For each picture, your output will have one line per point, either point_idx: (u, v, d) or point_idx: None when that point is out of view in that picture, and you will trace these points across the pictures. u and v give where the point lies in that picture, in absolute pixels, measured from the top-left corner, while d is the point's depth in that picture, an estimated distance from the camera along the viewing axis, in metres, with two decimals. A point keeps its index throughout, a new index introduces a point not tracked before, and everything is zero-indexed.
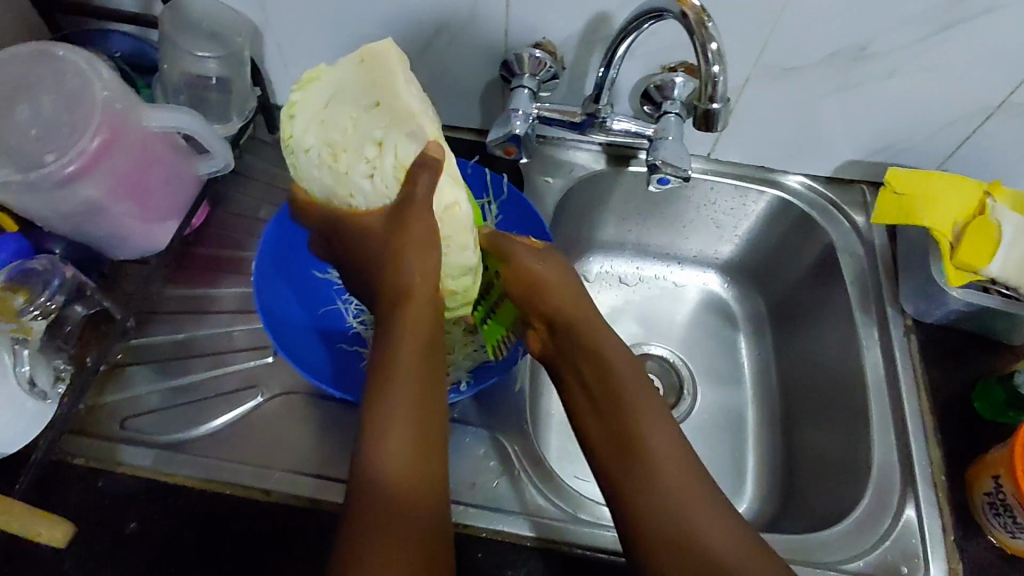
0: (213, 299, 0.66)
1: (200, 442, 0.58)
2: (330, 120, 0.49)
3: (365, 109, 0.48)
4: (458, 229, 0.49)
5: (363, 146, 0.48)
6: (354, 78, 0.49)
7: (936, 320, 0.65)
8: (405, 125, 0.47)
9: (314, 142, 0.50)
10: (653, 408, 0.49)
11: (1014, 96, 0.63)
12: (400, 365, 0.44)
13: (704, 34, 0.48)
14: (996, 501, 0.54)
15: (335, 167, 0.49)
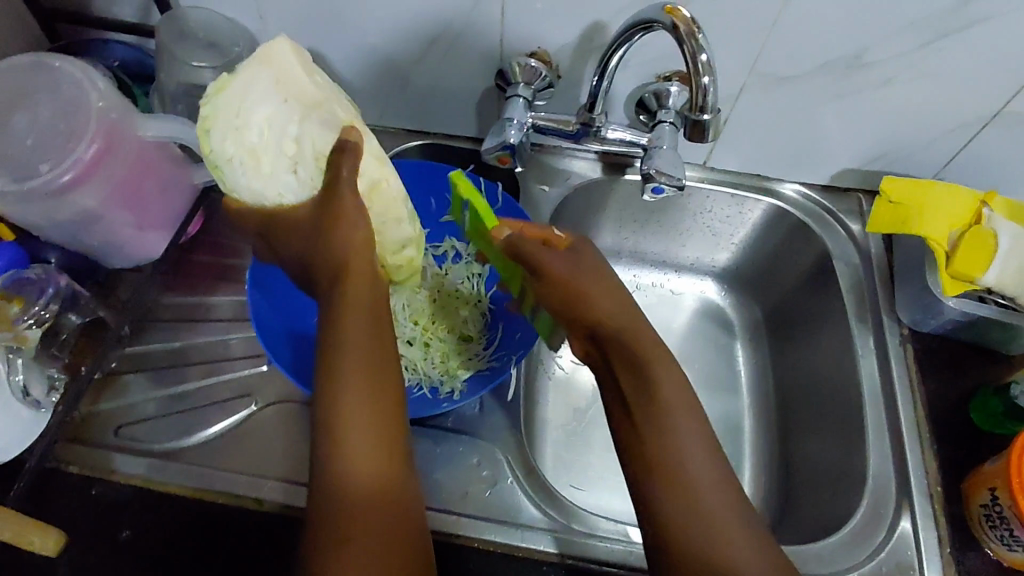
0: (210, 306, 0.66)
1: (195, 450, 0.58)
2: (244, 124, 0.48)
3: (277, 111, 0.48)
4: (393, 211, 0.54)
5: (281, 143, 0.49)
6: (252, 77, 0.48)
7: (932, 330, 0.64)
8: (322, 116, 0.49)
9: (236, 151, 0.49)
10: (688, 404, 0.47)
11: (1010, 105, 0.62)
12: (349, 355, 0.44)
13: (695, 44, 0.48)
14: (993, 513, 0.53)
15: (259, 173, 0.49)
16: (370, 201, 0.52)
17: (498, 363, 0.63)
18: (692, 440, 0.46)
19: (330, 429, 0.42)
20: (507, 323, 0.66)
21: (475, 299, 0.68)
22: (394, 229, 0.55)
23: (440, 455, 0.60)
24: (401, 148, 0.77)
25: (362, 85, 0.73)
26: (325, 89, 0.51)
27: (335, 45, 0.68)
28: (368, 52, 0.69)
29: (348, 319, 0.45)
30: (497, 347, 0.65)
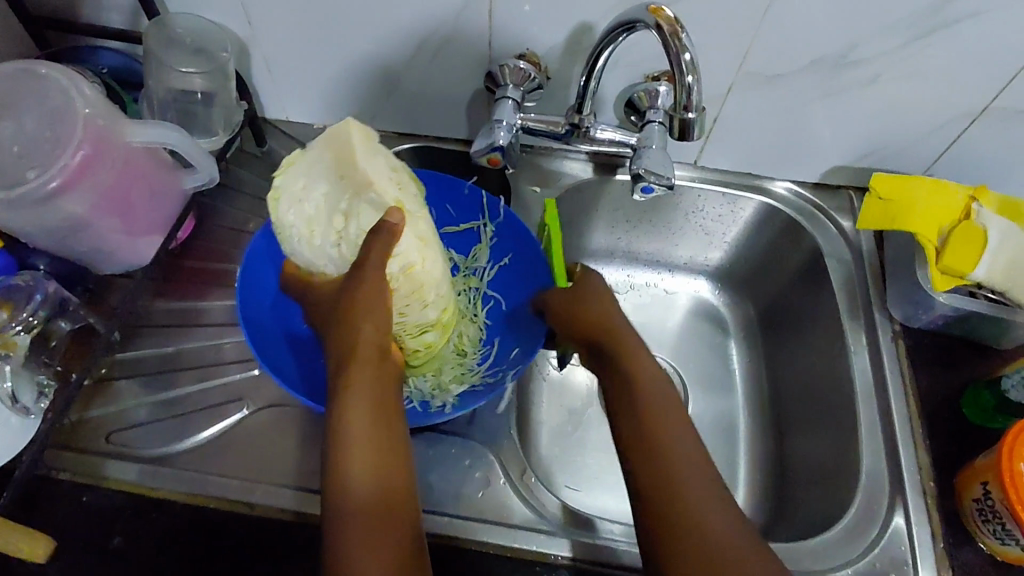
0: (201, 311, 0.66)
1: (186, 455, 0.58)
2: (306, 198, 0.52)
3: (334, 186, 0.51)
4: (422, 297, 0.56)
5: (331, 218, 0.52)
6: (321, 156, 0.52)
7: (923, 325, 0.65)
8: (369, 196, 0.51)
9: (296, 222, 0.53)
10: (668, 394, 0.52)
11: (998, 101, 0.63)
12: (356, 424, 0.47)
13: (678, 45, 0.48)
14: (986, 507, 0.54)
15: (312, 241, 0.53)
16: (399, 283, 0.54)
17: (493, 378, 0.63)
18: (665, 406, 0.51)
19: (336, 478, 0.46)
20: (503, 339, 0.66)
21: (471, 314, 0.67)
22: (418, 311, 0.57)
23: (435, 457, 0.60)
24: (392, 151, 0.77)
25: (352, 89, 0.73)
26: (381, 169, 0.52)
27: (324, 50, 0.68)
28: (357, 56, 0.69)
29: (353, 390, 0.48)
30: (490, 363, 0.65)
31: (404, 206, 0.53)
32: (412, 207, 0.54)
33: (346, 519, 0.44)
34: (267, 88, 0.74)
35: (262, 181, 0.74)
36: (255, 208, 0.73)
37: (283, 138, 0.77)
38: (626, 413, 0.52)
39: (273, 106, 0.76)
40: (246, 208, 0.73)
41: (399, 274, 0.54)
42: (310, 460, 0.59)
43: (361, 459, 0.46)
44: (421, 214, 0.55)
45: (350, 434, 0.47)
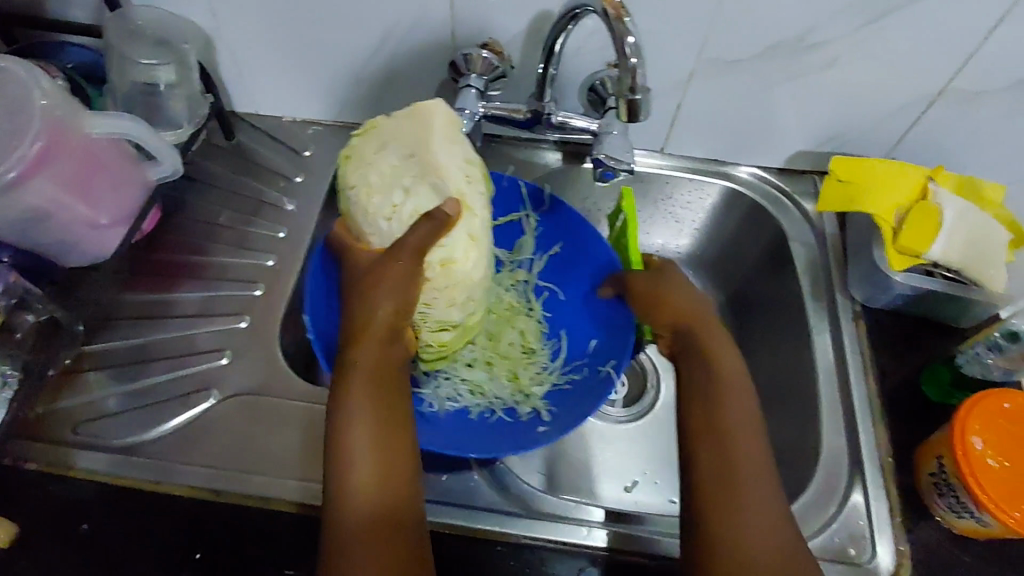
0: (171, 303, 0.67)
1: (153, 444, 0.58)
2: (375, 165, 0.57)
3: (405, 162, 0.56)
4: (448, 292, 0.56)
5: (393, 193, 0.55)
6: (404, 131, 0.57)
7: (884, 305, 0.66)
8: (432, 179, 0.54)
9: (358, 187, 0.57)
10: (744, 395, 0.52)
11: (954, 82, 0.63)
12: (361, 405, 0.47)
13: (622, 28, 0.48)
14: (940, 481, 0.55)
15: (365, 209, 0.56)
16: (434, 273, 0.55)
17: (575, 376, 0.65)
18: (738, 417, 0.50)
19: (338, 467, 0.46)
20: (570, 330, 0.68)
21: (526, 308, 0.69)
22: (444, 308, 0.57)
23: None
24: None
25: (320, 81, 0.73)
26: (456, 159, 0.56)
27: (289, 41, 0.69)
28: (322, 47, 0.69)
29: (357, 369, 0.48)
30: (565, 361, 0.66)
31: (466, 200, 0.55)
32: (474, 206, 0.56)
33: (353, 497, 0.45)
34: (236, 82, 0.74)
35: (232, 174, 0.75)
36: (226, 201, 0.74)
37: (253, 132, 0.78)
38: (688, 401, 0.52)
39: (242, 100, 0.77)
40: (217, 201, 0.73)
41: (439, 266, 0.55)
42: (277, 446, 0.58)
43: (366, 456, 0.46)
44: (482, 215, 0.57)
45: (354, 421, 0.47)
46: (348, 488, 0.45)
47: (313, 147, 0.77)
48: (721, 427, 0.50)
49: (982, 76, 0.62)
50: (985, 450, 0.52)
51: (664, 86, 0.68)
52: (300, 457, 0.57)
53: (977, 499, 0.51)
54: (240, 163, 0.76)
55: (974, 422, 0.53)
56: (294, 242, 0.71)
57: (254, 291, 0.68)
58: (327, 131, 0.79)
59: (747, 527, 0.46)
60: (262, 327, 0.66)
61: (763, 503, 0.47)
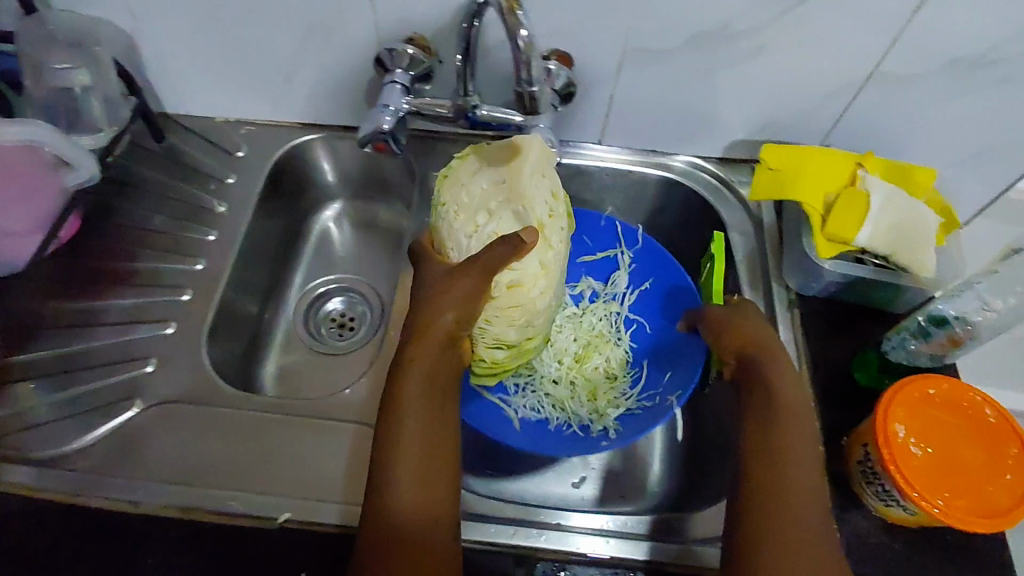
0: (99, 311, 0.65)
1: (74, 456, 0.56)
2: (467, 186, 0.57)
3: (495, 186, 0.56)
4: (507, 312, 0.56)
5: (476, 212, 0.56)
6: (500, 155, 0.57)
7: (818, 293, 0.65)
8: (516, 207, 0.55)
9: (447, 200, 0.58)
10: (805, 415, 0.52)
11: (882, 67, 0.62)
12: (412, 401, 0.50)
13: (515, 21, 0.49)
14: (868, 468, 0.54)
15: (450, 222, 0.57)
16: (500, 293, 0.56)
17: (648, 403, 0.64)
18: (796, 431, 0.51)
19: (387, 475, 0.48)
20: (651, 363, 0.68)
21: (613, 337, 0.70)
22: (503, 326, 0.57)
23: (325, 442, 0.58)
24: (297, 142, 0.77)
25: (247, 80, 0.72)
26: (542, 191, 0.57)
27: (211, 42, 0.67)
28: (245, 47, 0.68)
29: (411, 368, 0.50)
30: (642, 385, 0.66)
31: (543, 231, 0.56)
32: (550, 239, 0.57)
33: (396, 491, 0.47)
34: (163, 83, 0.73)
35: (165, 178, 0.74)
36: (158, 206, 0.72)
37: (186, 134, 0.77)
38: (751, 413, 0.53)
39: (173, 101, 0.75)
40: (148, 205, 0.72)
41: (511, 290, 0.56)
42: (200, 454, 0.57)
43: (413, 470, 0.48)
44: (557, 248, 0.57)
45: (405, 430, 0.48)
46: (393, 481, 0.48)
47: (247, 147, 0.76)
48: (780, 435, 0.50)
49: (910, 59, 0.61)
50: (908, 437, 0.51)
51: (594, 77, 0.67)
52: (224, 464, 0.56)
53: (897, 484, 0.50)
54: (172, 166, 0.74)
55: (897, 409, 0.52)
56: (226, 244, 0.71)
57: (181, 296, 0.67)
58: (261, 131, 0.77)
59: (794, 524, 0.46)
60: (191, 333, 0.64)
61: (806, 506, 0.47)
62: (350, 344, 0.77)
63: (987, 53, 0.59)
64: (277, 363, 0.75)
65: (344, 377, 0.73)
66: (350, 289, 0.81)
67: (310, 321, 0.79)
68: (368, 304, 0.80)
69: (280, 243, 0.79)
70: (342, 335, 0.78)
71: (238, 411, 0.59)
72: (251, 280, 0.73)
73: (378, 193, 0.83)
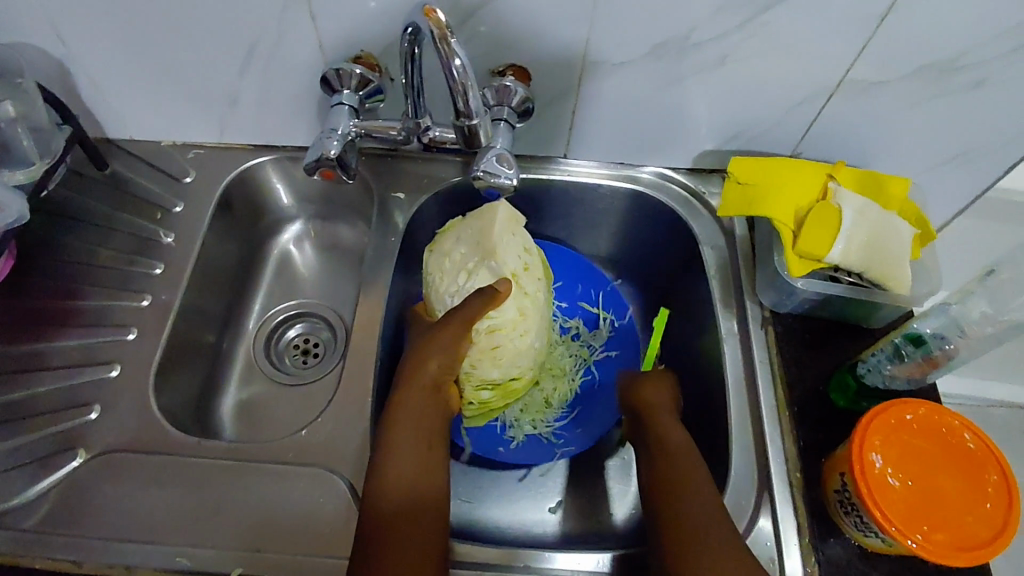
0: (40, 355, 0.61)
1: (11, 514, 0.53)
2: (449, 252, 0.62)
3: (471, 248, 0.61)
4: (491, 354, 0.59)
5: (456, 274, 0.60)
6: (473, 223, 0.62)
7: (792, 310, 0.63)
8: (490, 262, 0.59)
9: (433, 268, 0.62)
10: (691, 450, 0.54)
11: (851, 75, 0.60)
12: (399, 432, 0.51)
13: (448, 49, 0.45)
14: (845, 499, 0.51)
15: (435, 286, 0.62)
16: (479, 340, 0.59)
17: (559, 438, 0.67)
18: (679, 467, 0.52)
19: (375, 481, 0.49)
20: (584, 411, 0.69)
21: (573, 380, 0.70)
22: (487, 368, 0.60)
23: (280, 490, 0.55)
24: (250, 165, 0.73)
25: (191, 103, 0.68)
26: (513, 246, 0.61)
27: (147, 66, 0.64)
28: (184, 71, 0.64)
29: (398, 407, 0.53)
30: (567, 424, 0.68)
31: (516, 280, 0.61)
32: (526, 287, 0.61)
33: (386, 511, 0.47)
34: (102, 109, 0.69)
35: (109, 208, 0.70)
36: (103, 238, 0.69)
37: (132, 161, 0.73)
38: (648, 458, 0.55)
39: (116, 127, 0.72)
40: (93, 238, 0.69)
41: (490, 337, 0.59)
42: (152, 507, 0.54)
43: (405, 475, 0.49)
44: (531, 296, 0.62)
45: (394, 450, 0.50)
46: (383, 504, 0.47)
47: (195, 173, 0.73)
48: (664, 479, 0.52)
49: (879, 65, 0.59)
50: (886, 467, 0.49)
51: (554, 91, 0.64)
52: (172, 518, 0.53)
53: (875, 518, 0.47)
54: (117, 196, 0.71)
55: (873, 437, 0.50)
56: (176, 276, 0.67)
57: (127, 335, 0.63)
58: (212, 155, 0.74)
59: (708, 558, 0.46)
60: (138, 375, 0.61)
61: (714, 535, 0.47)
62: (314, 372, 0.74)
63: (958, 59, 0.57)
64: (236, 397, 0.71)
65: (307, 409, 0.70)
66: (312, 314, 0.78)
67: (271, 350, 0.75)
68: (332, 329, 0.77)
69: (236, 270, 0.76)
70: (305, 362, 0.75)
71: (189, 457, 0.56)
72: (204, 313, 0.70)
73: (339, 214, 0.80)
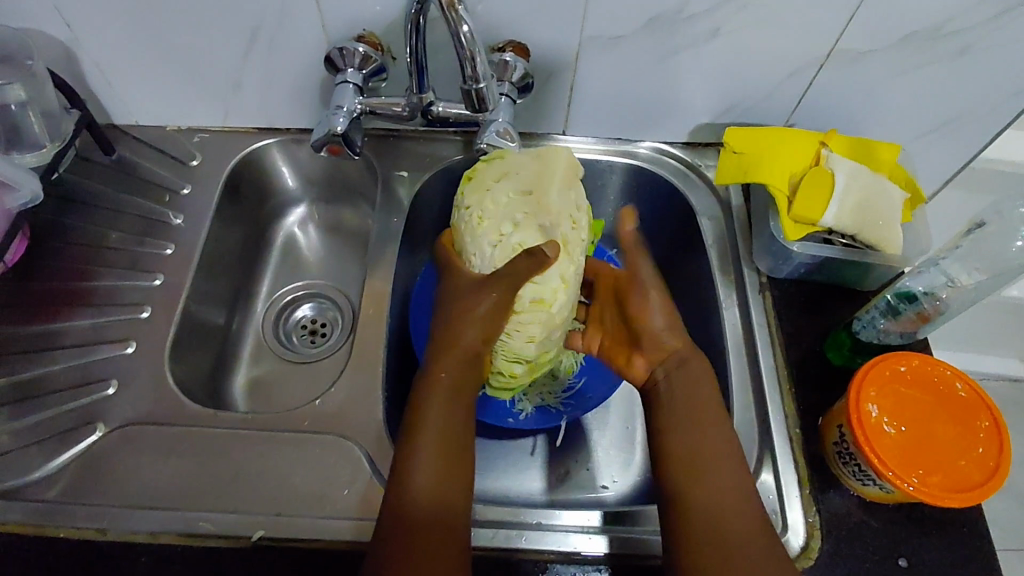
0: (56, 334, 0.63)
1: (34, 486, 0.54)
2: (492, 195, 0.60)
3: (520, 197, 0.59)
4: (534, 318, 0.58)
5: (501, 222, 0.59)
6: (526, 168, 0.60)
7: (788, 275, 0.65)
8: (542, 220, 0.57)
9: (472, 208, 0.60)
10: (717, 420, 0.52)
11: (840, 44, 0.62)
12: (434, 413, 0.51)
13: (456, 16, 0.48)
14: (843, 450, 0.53)
15: (473, 228, 0.60)
16: (523, 308, 0.58)
17: (569, 405, 0.68)
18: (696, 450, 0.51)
19: (406, 463, 0.49)
20: (589, 380, 0.71)
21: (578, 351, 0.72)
22: (522, 342, 0.60)
23: (297, 458, 0.56)
24: (254, 148, 0.75)
25: (195, 86, 0.69)
26: (567, 205, 0.59)
27: (153, 50, 0.65)
28: (189, 54, 0.65)
29: (436, 381, 0.53)
30: (574, 394, 0.70)
31: (567, 245, 0.59)
32: (573, 251, 0.59)
33: (414, 499, 0.47)
34: (107, 93, 0.70)
35: (117, 191, 0.71)
36: (112, 221, 0.70)
37: (137, 146, 0.74)
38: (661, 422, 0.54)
39: (121, 112, 0.73)
40: (102, 221, 0.70)
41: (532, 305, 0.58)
42: (170, 477, 0.55)
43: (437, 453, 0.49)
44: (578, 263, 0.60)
45: (428, 432, 0.50)
46: (410, 490, 0.47)
47: (202, 156, 0.74)
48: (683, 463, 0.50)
49: (867, 35, 0.60)
50: (882, 416, 0.51)
51: (553, 67, 0.66)
52: (193, 487, 0.54)
53: (872, 464, 0.49)
54: (124, 179, 0.72)
55: (869, 388, 0.52)
56: (186, 257, 0.69)
57: (141, 314, 0.65)
58: (217, 139, 0.75)
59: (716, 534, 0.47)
60: (152, 352, 0.63)
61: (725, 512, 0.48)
62: (322, 350, 0.75)
63: (944, 26, 0.59)
64: (247, 376, 0.73)
65: (317, 385, 0.72)
66: (319, 295, 0.79)
67: (279, 330, 0.77)
68: (339, 308, 0.78)
69: (243, 251, 0.77)
70: (314, 342, 0.76)
71: (206, 429, 0.58)
72: (213, 293, 0.71)
73: (342, 196, 0.81)
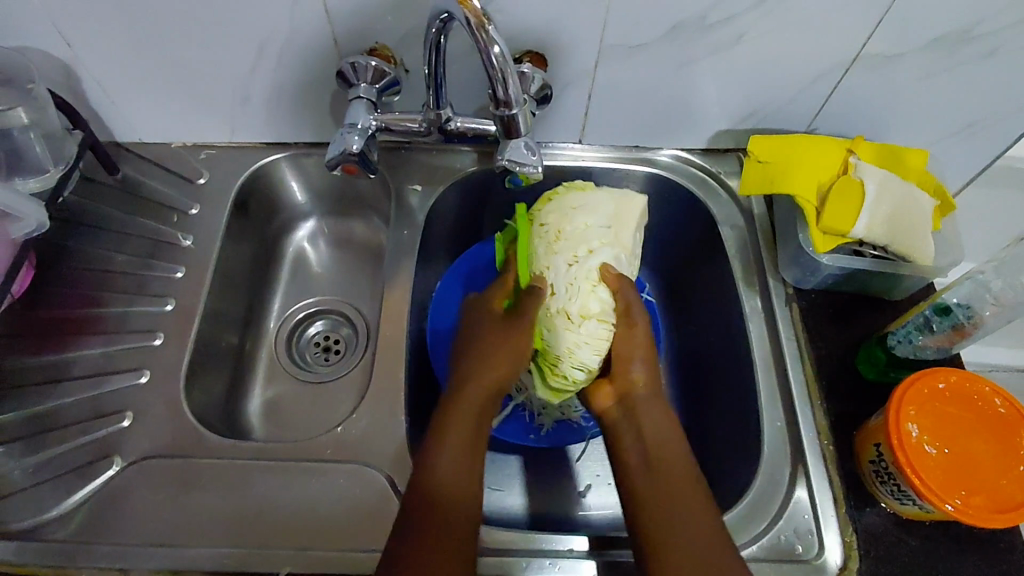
0: (66, 364, 0.61)
1: (52, 524, 0.53)
2: (572, 217, 0.61)
3: (600, 227, 0.60)
4: (596, 328, 0.57)
5: (580, 244, 0.59)
6: (604, 203, 0.62)
7: (815, 286, 0.64)
8: (619, 252, 0.60)
9: (553, 226, 0.61)
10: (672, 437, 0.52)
11: (866, 50, 0.60)
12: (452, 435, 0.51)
13: (486, 37, 0.45)
14: (881, 469, 0.52)
15: (547, 246, 0.60)
16: (592, 324, 0.57)
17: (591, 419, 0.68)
18: (659, 468, 0.50)
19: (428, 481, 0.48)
20: None
21: None
22: (588, 354, 0.57)
23: (319, 488, 0.55)
24: (262, 164, 0.73)
25: (201, 103, 0.67)
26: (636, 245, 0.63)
27: (156, 67, 0.63)
28: (192, 71, 0.63)
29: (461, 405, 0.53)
30: None
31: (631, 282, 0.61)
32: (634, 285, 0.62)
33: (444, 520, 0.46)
34: (110, 110, 0.68)
35: (122, 212, 0.69)
36: (119, 244, 0.68)
37: (142, 164, 0.72)
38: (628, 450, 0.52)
39: (124, 129, 0.71)
40: (109, 245, 0.68)
41: (593, 320, 0.57)
42: (188, 512, 0.53)
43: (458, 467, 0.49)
44: None
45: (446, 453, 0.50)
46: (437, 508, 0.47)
47: (209, 174, 0.72)
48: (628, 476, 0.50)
49: (895, 40, 0.59)
50: (922, 436, 0.50)
51: (571, 76, 0.64)
52: (210, 522, 0.53)
53: (915, 487, 0.48)
54: (129, 199, 0.70)
55: (909, 407, 0.51)
56: (196, 279, 0.67)
57: (153, 340, 0.63)
58: (224, 155, 0.73)
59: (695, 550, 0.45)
60: (167, 380, 0.61)
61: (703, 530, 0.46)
62: (336, 369, 0.73)
63: (972, 29, 0.57)
64: (261, 397, 0.71)
65: (333, 405, 0.70)
66: (331, 310, 0.78)
67: (292, 348, 0.75)
68: (352, 324, 0.77)
69: (253, 269, 0.75)
70: (328, 360, 0.75)
71: (224, 462, 0.56)
72: (225, 313, 0.70)
73: (352, 209, 0.79)
